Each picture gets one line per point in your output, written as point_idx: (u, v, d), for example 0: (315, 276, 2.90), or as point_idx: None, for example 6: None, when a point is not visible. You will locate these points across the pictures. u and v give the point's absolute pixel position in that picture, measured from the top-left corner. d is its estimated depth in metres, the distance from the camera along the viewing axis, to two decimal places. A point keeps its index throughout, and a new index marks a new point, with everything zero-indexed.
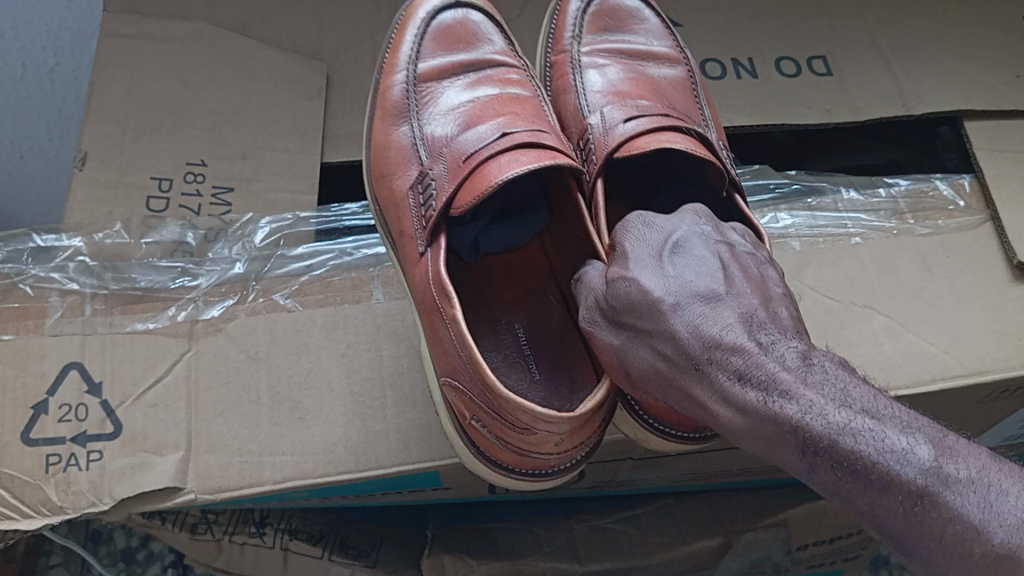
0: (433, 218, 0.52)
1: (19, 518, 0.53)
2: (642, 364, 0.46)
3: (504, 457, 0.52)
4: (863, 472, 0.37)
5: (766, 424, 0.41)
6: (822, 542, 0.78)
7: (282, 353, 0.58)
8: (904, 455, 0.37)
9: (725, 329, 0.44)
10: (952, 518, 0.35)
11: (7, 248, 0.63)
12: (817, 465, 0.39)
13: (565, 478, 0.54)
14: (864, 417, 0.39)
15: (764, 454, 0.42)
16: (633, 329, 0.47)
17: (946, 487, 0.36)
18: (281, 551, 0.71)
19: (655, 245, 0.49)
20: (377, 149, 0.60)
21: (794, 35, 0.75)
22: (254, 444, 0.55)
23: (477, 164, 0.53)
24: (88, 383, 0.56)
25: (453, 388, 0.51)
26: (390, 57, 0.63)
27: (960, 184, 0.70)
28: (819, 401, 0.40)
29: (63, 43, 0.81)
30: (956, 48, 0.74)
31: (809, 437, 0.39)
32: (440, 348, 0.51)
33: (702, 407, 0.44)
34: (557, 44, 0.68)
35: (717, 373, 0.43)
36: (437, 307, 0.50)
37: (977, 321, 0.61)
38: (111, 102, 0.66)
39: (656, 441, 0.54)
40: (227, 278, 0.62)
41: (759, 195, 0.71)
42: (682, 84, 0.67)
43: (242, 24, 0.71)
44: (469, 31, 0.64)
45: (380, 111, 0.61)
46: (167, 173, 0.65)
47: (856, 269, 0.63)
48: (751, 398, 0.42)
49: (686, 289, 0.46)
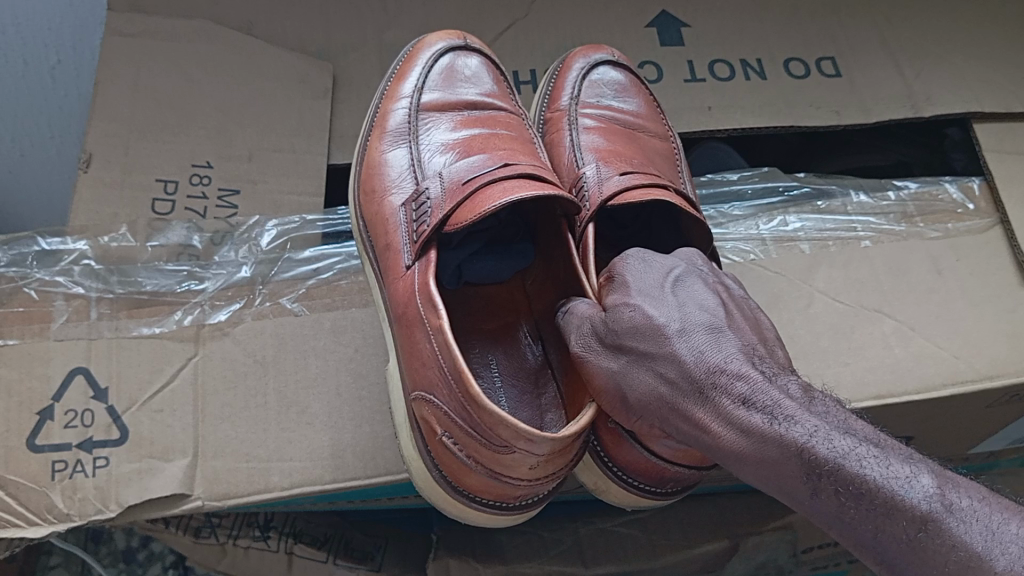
0: (427, 232, 0.51)
1: (26, 526, 0.53)
2: (641, 387, 0.45)
3: (470, 481, 0.49)
4: (868, 495, 0.36)
5: (771, 447, 0.39)
6: (827, 545, 0.78)
7: (290, 357, 0.57)
8: (910, 482, 0.36)
9: (728, 357, 0.43)
10: (956, 545, 0.34)
11: (10, 251, 0.61)
12: (820, 489, 0.38)
13: (522, 512, 0.53)
14: (868, 445, 0.38)
15: (764, 483, 0.40)
16: (633, 352, 0.46)
17: (950, 515, 0.34)
18: (286, 555, 0.70)
19: (656, 276, 0.48)
20: (368, 169, 0.59)
21: (803, 34, 0.75)
22: (262, 449, 0.55)
23: (477, 188, 0.52)
24: (94, 389, 0.56)
25: (428, 404, 0.48)
26: (394, 86, 0.63)
27: (970, 186, 0.69)
28: (824, 426, 0.39)
29: (65, 39, 0.80)
30: (965, 48, 0.74)
31: (813, 460, 0.38)
32: (419, 365, 0.49)
33: (701, 434, 0.43)
34: (553, 101, 0.68)
35: (721, 397, 0.42)
36: (421, 318, 0.49)
37: (988, 325, 0.61)
38: (115, 102, 0.66)
39: (613, 492, 0.55)
40: (232, 282, 0.61)
41: (768, 198, 0.70)
42: (669, 153, 0.67)
43: (248, 23, 0.70)
44: (472, 71, 0.64)
45: (377, 133, 0.60)
46: (172, 174, 0.65)
47: (867, 271, 0.63)
48: (755, 421, 0.40)
49: (690, 318, 0.45)
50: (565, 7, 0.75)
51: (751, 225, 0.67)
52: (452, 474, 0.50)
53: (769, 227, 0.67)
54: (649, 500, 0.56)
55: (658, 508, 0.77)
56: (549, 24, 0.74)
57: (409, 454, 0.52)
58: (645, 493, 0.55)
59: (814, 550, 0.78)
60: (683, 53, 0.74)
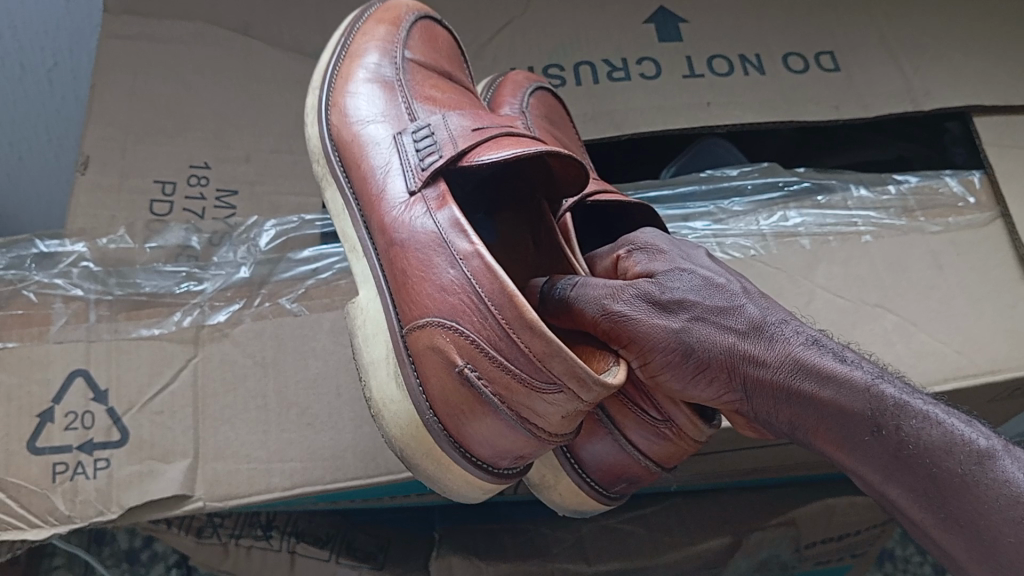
0: (445, 163, 0.50)
1: (27, 528, 0.53)
2: (708, 340, 0.46)
3: (480, 426, 0.47)
4: (934, 430, 0.40)
5: (840, 385, 0.43)
6: (830, 540, 0.78)
7: (289, 358, 0.57)
8: (968, 427, 0.40)
9: (789, 317, 0.46)
10: (1011, 480, 0.38)
11: (9, 254, 0.61)
12: (885, 426, 0.41)
13: (502, 475, 0.51)
14: (925, 397, 0.42)
15: (826, 421, 0.43)
16: (699, 307, 0.46)
17: (1008, 455, 0.39)
18: (288, 554, 0.71)
19: (693, 251, 0.50)
20: (342, 102, 0.56)
21: (801, 31, 0.75)
22: (262, 451, 0.55)
23: (494, 137, 0.51)
24: (94, 391, 0.55)
25: (448, 336, 0.46)
26: (370, 24, 0.61)
27: (970, 180, 0.69)
28: (888, 376, 0.43)
29: (62, 43, 0.79)
30: (963, 44, 0.74)
31: (882, 401, 0.42)
32: (431, 294, 0.47)
33: (765, 380, 0.45)
34: (497, 110, 0.64)
35: (790, 343, 0.45)
36: (448, 245, 0.47)
37: (989, 322, 0.61)
38: (113, 105, 0.66)
39: (563, 486, 0.55)
40: (232, 282, 0.61)
41: (769, 194, 0.70)
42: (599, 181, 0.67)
43: (245, 24, 0.69)
44: (444, 31, 0.64)
45: (349, 68, 0.58)
46: (170, 176, 0.65)
47: (867, 268, 0.63)
48: (828, 363, 0.44)
49: (744, 282, 0.48)
50: (563, 6, 0.74)
51: (751, 220, 0.67)
52: (457, 417, 0.47)
53: (768, 223, 0.66)
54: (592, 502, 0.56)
55: (660, 505, 0.77)
56: (547, 23, 0.74)
57: (396, 397, 0.50)
58: (596, 493, 0.55)
59: (818, 545, 0.78)
60: (682, 50, 0.73)
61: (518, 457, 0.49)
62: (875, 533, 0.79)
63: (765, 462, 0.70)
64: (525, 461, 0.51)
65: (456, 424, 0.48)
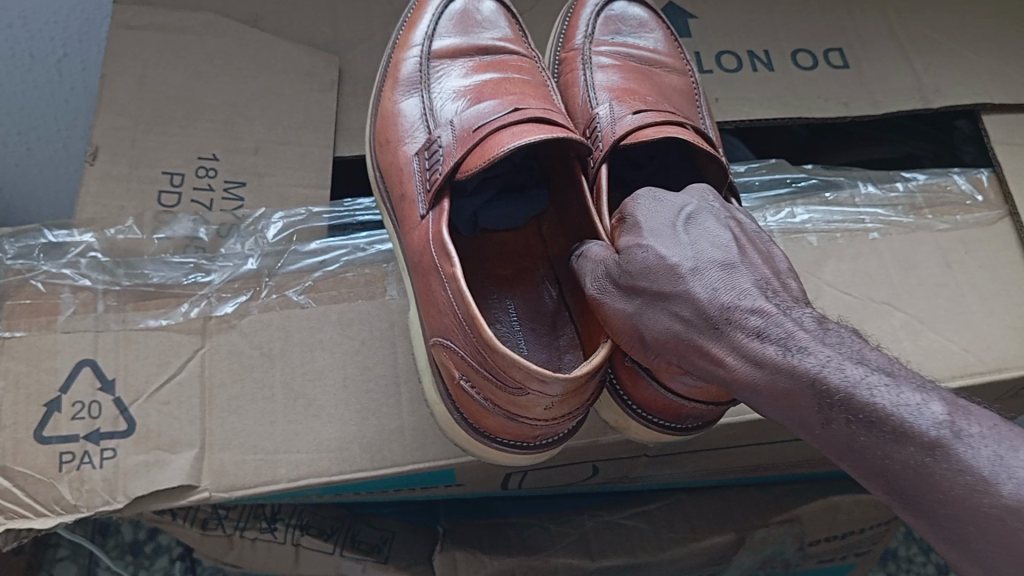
0: (440, 180, 0.53)
1: (34, 517, 0.53)
2: (657, 327, 0.46)
3: (488, 421, 0.51)
4: (877, 422, 0.37)
5: (781, 377, 0.41)
6: (834, 538, 0.78)
7: (295, 349, 0.57)
8: (920, 409, 0.37)
9: (741, 295, 0.44)
10: (961, 471, 0.34)
11: (18, 243, 0.61)
12: (828, 417, 0.39)
13: (544, 452, 0.53)
14: (879, 374, 0.39)
15: (776, 412, 0.42)
16: (649, 292, 0.47)
17: (958, 441, 0.35)
18: (292, 547, 0.71)
19: (667, 216, 0.50)
20: (383, 116, 0.61)
21: (812, 26, 0.74)
22: (268, 442, 0.55)
23: (487, 133, 0.53)
24: (102, 380, 0.56)
25: (446, 347, 0.51)
26: (405, 32, 0.65)
27: (978, 178, 0.68)
28: (835, 356, 0.40)
29: (71, 33, 0.80)
30: (974, 41, 0.74)
31: (824, 390, 0.39)
32: (434, 307, 0.51)
33: (718, 368, 0.44)
34: (568, 41, 0.69)
35: (734, 331, 0.43)
36: (434, 266, 0.51)
37: (997, 320, 0.61)
38: (122, 94, 0.66)
39: (636, 429, 0.56)
40: (239, 274, 0.61)
41: (776, 189, 0.70)
42: (688, 92, 0.68)
43: (255, 16, 0.70)
44: (483, 16, 0.66)
45: (390, 81, 0.62)
46: (178, 167, 0.65)
47: (876, 265, 0.63)
48: (769, 353, 0.41)
49: (703, 256, 0.47)
50: None
51: (758, 217, 0.66)
52: (468, 414, 0.52)
53: (773, 219, 0.66)
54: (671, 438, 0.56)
55: (665, 501, 0.77)
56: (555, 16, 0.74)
57: (433, 397, 0.54)
58: (667, 430, 0.55)
59: (823, 542, 0.78)
60: (691, 45, 0.74)
61: (544, 436, 0.52)
62: (880, 533, 0.79)
63: (769, 458, 0.70)
64: (557, 433, 0.53)
65: (468, 419, 0.52)
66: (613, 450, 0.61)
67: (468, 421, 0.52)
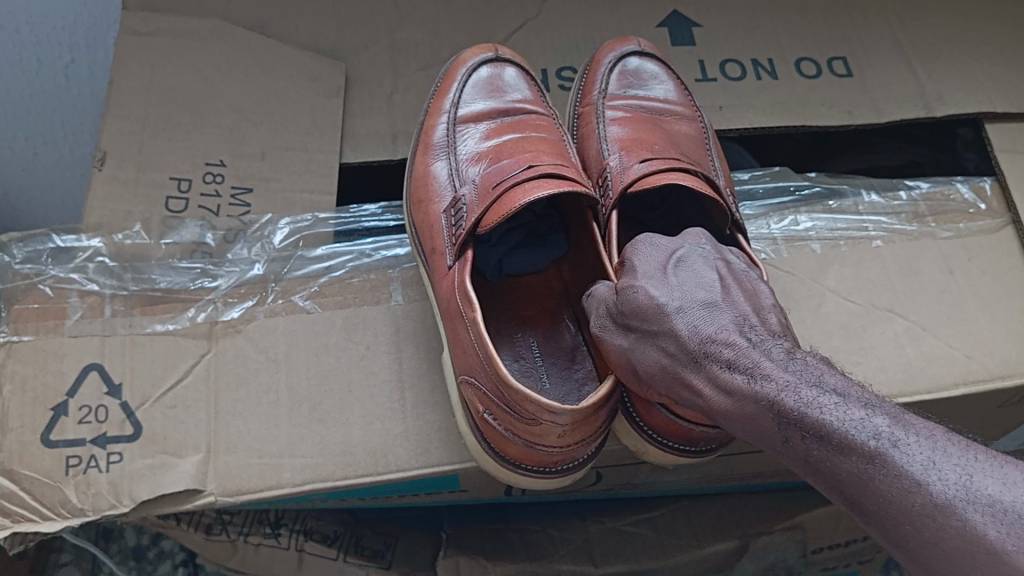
0: (464, 234, 0.55)
1: (40, 520, 0.53)
2: (648, 361, 0.50)
3: (510, 449, 0.53)
4: (827, 437, 0.40)
5: (749, 404, 0.44)
6: (837, 545, 0.78)
7: (301, 353, 0.58)
8: (863, 423, 0.39)
9: (720, 329, 0.48)
10: (898, 475, 0.37)
11: (26, 248, 0.62)
12: (789, 436, 0.42)
13: (566, 474, 0.55)
14: (833, 395, 0.42)
15: (749, 435, 0.45)
16: (639, 330, 0.50)
17: (896, 448, 0.38)
18: (296, 552, 0.71)
19: (659, 258, 0.53)
20: (415, 180, 0.62)
21: (815, 33, 0.75)
22: (274, 445, 0.55)
23: (505, 191, 0.56)
24: (108, 385, 0.56)
25: (469, 386, 0.53)
26: (433, 99, 0.66)
27: (981, 187, 0.69)
28: (794, 381, 0.43)
29: (78, 39, 0.80)
30: (977, 47, 0.74)
31: (783, 411, 0.43)
32: (461, 355, 0.53)
33: (698, 398, 0.48)
34: (584, 95, 0.70)
35: (711, 363, 0.47)
36: (459, 311, 0.53)
37: (999, 325, 0.61)
38: (130, 99, 0.66)
39: (655, 454, 0.56)
40: (246, 279, 0.61)
41: (780, 197, 0.70)
42: (700, 138, 0.68)
43: (261, 22, 0.71)
44: (506, 81, 0.67)
45: (421, 147, 0.63)
46: (186, 172, 0.65)
47: (879, 271, 0.63)
48: (737, 381, 0.45)
49: (688, 296, 0.50)
50: (578, 8, 0.75)
51: (762, 224, 0.67)
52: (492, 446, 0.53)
53: (776, 227, 0.66)
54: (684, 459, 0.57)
55: (668, 508, 0.77)
56: (558, 24, 0.74)
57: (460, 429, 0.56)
58: (681, 451, 0.56)
59: (825, 550, 0.78)
60: (694, 53, 0.74)
61: (564, 460, 0.54)
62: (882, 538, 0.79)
63: (772, 466, 0.70)
64: (579, 456, 0.54)
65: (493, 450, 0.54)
66: (617, 457, 0.61)
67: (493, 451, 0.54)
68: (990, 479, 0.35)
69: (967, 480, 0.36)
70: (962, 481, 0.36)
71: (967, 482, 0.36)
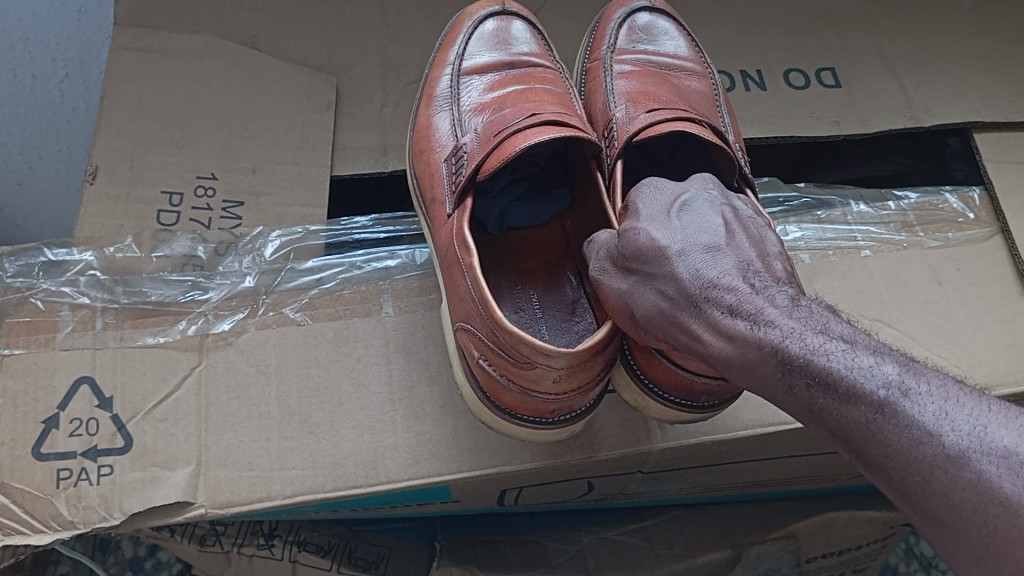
0: (463, 181, 0.56)
1: (31, 533, 0.53)
2: (644, 304, 0.50)
3: (506, 399, 0.53)
4: (833, 385, 0.41)
5: (750, 350, 0.45)
6: (830, 555, 0.79)
7: (291, 367, 0.58)
8: (872, 371, 0.40)
9: (723, 273, 0.49)
10: (907, 425, 0.38)
11: (17, 262, 0.62)
12: (794, 383, 0.43)
13: (567, 428, 0.55)
14: (839, 342, 0.43)
15: (748, 382, 0.46)
16: (640, 272, 0.51)
17: (905, 398, 0.39)
18: (289, 563, 0.71)
19: (664, 203, 0.53)
20: (419, 132, 0.63)
21: (803, 48, 0.75)
22: (264, 459, 0.55)
23: (506, 136, 0.56)
24: (99, 398, 0.56)
25: (466, 332, 0.53)
26: (440, 53, 0.67)
27: (969, 197, 0.69)
28: (799, 328, 0.44)
29: (73, 54, 0.82)
30: (964, 60, 0.74)
31: (786, 358, 0.43)
32: (460, 299, 0.54)
33: (695, 344, 0.48)
34: (593, 50, 0.71)
35: (711, 309, 0.47)
36: (457, 258, 0.53)
37: (989, 336, 0.61)
38: (122, 115, 0.67)
39: (653, 408, 0.56)
40: (237, 291, 0.62)
41: (769, 208, 0.70)
42: (709, 94, 0.68)
43: (252, 37, 0.71)
44: (512, 34, 0.68)
45: (426, 98, 0.64)
46: (177, 187, 0.66)
47: (866, 282, 0.63)
48: (739, 327, 0.46)
49: (690, 240, 0.51)
50: (569, 23, 0.76)
51: None
52: (489, 395, 0.54)
53: None
54: (687, 416, 0.56)
55: (662, 518, 0.77)
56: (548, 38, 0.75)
57: (460, 379, 0.56)
58: (683, 408, 0.55)
59: (819, 559, 0.79)
60: None
61: (563, 411, 0.53)
62: (874, 550, 0.80)
63: (765, 475, 0.70)
64: (578, 408, 0.54)
65: (491, 398, 0.54)
66: (609, 467, 0.61)
67: (490, 399, 0.54)
68: (1003, 431, 0.36)
69: (980, 432, 0.37)
70: (975, 432, 0.37)
71: (980, 434, 0.36)
